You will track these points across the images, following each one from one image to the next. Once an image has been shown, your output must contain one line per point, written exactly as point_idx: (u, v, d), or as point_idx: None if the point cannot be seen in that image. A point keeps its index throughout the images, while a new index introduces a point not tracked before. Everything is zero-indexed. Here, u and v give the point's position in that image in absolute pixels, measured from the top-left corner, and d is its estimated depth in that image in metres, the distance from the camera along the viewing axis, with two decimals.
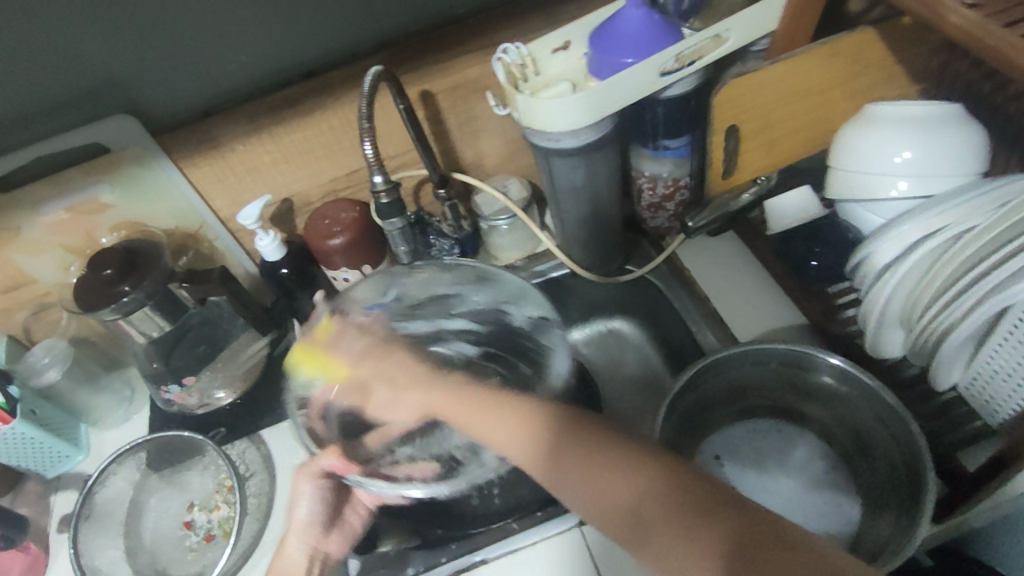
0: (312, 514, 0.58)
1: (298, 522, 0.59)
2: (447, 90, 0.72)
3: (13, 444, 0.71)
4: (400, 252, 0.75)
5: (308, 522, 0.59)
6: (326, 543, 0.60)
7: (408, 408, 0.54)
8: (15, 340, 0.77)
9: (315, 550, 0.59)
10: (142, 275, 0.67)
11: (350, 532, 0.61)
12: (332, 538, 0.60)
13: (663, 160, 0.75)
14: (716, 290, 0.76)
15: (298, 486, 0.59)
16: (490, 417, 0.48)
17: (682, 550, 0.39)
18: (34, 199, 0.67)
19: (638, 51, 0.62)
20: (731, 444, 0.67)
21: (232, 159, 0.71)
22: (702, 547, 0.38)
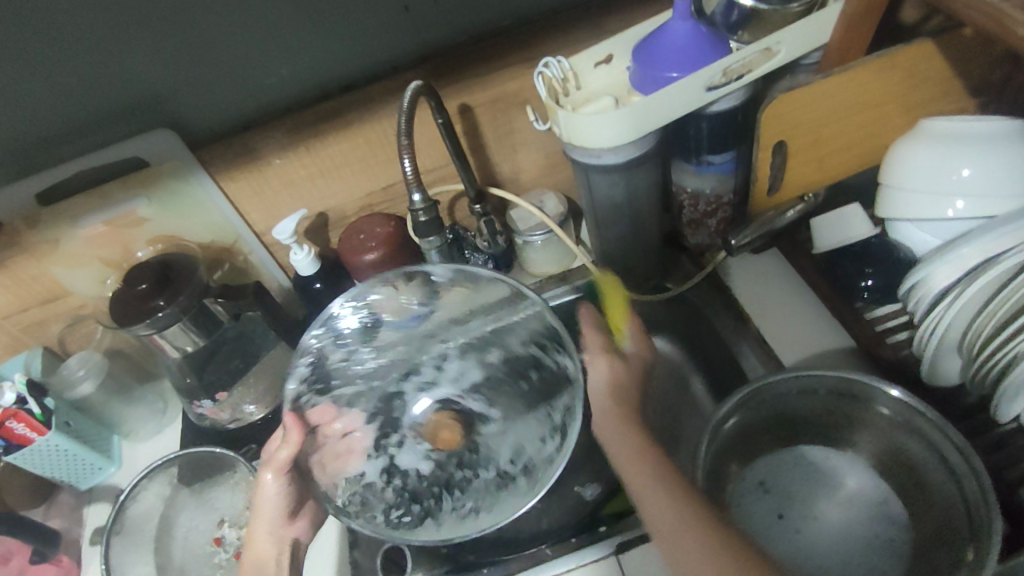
0: (278, 500, 0.61)
1: (264, 511, 0.60)
2: (485, 104, 0.72)
3: (47, 456, 0.71)
4: None
5: (272, 506, 0.61)
6: (291, 527, 0.62)
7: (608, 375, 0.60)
8: (51, 352, 0.78)
9: (281, 536, 0.61)
10: (177, 290, 0.67)
11: (314, 516, 0.64)
12: (298, 523, 0.63)
13: (706, 176, 0.73)
14: (758, 310, 0.74)
15: (261, 479, 0.60)
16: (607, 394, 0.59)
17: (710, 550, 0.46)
18: (73, 213, 0.67)
19: (684, 66, 0.60)
20: (775, 471, 0.64)
21: (269, 173, 0.70)
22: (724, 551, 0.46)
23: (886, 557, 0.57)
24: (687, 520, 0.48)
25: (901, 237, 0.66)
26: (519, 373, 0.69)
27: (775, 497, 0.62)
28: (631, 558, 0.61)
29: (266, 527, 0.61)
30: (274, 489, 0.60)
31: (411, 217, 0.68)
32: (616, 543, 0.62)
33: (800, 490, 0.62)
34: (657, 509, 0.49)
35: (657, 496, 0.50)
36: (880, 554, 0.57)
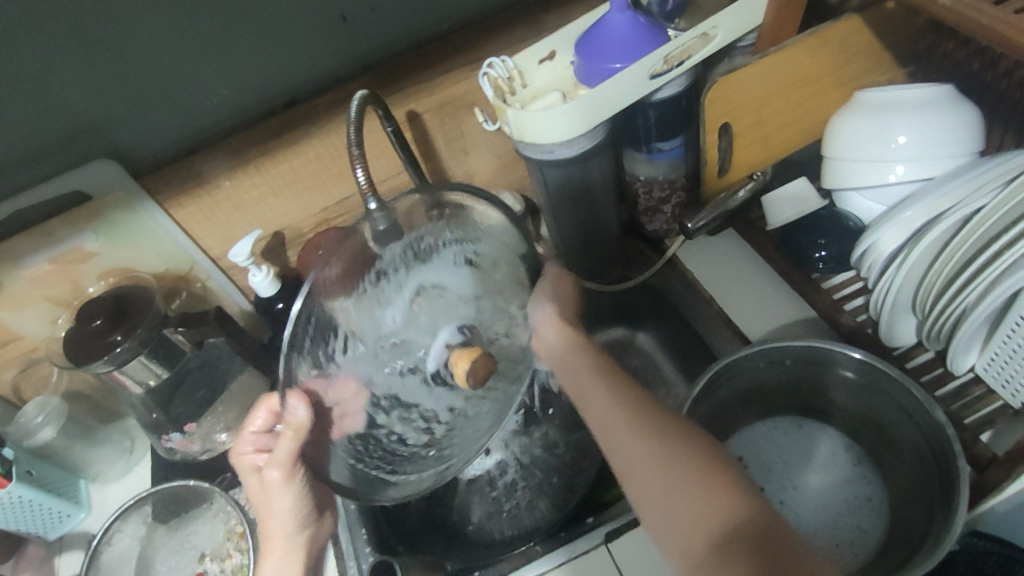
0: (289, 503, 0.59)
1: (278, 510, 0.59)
2: (432, 109, 0.72)
3: (11, 509, 0.69)
4: None
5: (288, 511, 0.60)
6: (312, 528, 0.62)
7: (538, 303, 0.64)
8: (5, 400, 0.74)
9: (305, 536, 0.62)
10: (134, 323, 0.65)
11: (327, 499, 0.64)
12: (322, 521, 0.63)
13: (657, 163, 0.74)
14: (719, 290, 0.75)
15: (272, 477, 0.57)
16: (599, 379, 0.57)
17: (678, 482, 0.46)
18: (16, 253, 0.65)
19: (626, 56, 0.61)
20: (752, 444, 0.65)
21: (220, 196, 0.69)
22: (697, 483, 0.45)
23: (864, 515, 0.59)
24: (669, 466, 0.46)
25: (846, 207, 0.70)
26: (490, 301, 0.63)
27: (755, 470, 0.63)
28: (621, 546, 0.61)
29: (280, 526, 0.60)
30: (284, 495, 0.59)
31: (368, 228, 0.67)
32: (604, 532, 0.62)
33: (778, 461, 0.64)
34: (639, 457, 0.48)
35: (632, 446, 0.49)
36: (859, 513, 0.59)
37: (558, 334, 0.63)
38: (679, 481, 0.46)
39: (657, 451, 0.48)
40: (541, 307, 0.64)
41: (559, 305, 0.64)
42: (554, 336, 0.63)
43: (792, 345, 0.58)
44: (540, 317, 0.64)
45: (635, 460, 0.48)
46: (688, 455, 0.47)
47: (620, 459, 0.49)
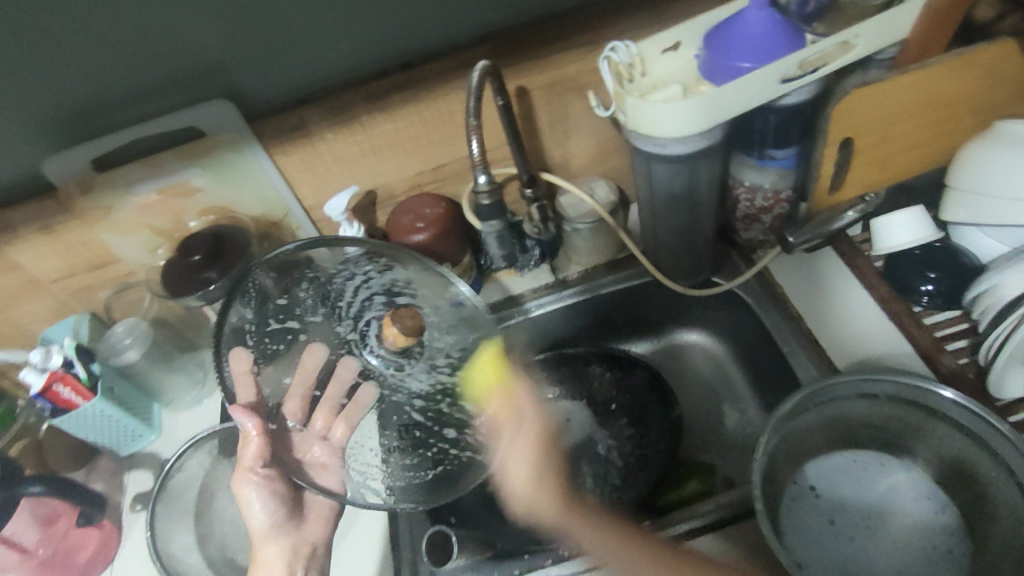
0: (265, 516, 0.59)
1: (257, 529, 0.60)
2: (541, 87, 0.71)
3: (92, 420, 0.73)
4: (494, 256, 0.79)
5: (268, 525, 0.60)
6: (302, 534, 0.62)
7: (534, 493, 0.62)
8: (96, 317, 0.78)
9: (293, 546, 0.61)
10: (229, 264, 0.66)
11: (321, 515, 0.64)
12: (309, 528, 0.63)
13: (767, 171, 0.71)
14: (811, 311, 0.72)
15: (240, 492, 0.58)
16: (594, 534, 0.59)
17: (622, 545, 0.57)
18: (127, 181, 0.68)
19: (757, 56, 0.58)
20: (826, 474, 0.62)
21: (321, 148, 0.70)
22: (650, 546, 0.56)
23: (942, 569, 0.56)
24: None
25: (966, 242, 0.67)
26: (336, 297, 0.59)
27: (826, 501, 0.61)
28: None
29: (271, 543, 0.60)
30: (261, 504, 0.59)
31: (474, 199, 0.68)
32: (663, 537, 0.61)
33: (853, 496, 0.61)
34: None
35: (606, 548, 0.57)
36: (937, 566, 0.56)
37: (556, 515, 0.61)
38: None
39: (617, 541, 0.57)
40: (518, 471, 0.62)
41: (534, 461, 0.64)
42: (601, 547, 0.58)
43: (901, 382, 0.56)
44: (520, 479, 0.63)
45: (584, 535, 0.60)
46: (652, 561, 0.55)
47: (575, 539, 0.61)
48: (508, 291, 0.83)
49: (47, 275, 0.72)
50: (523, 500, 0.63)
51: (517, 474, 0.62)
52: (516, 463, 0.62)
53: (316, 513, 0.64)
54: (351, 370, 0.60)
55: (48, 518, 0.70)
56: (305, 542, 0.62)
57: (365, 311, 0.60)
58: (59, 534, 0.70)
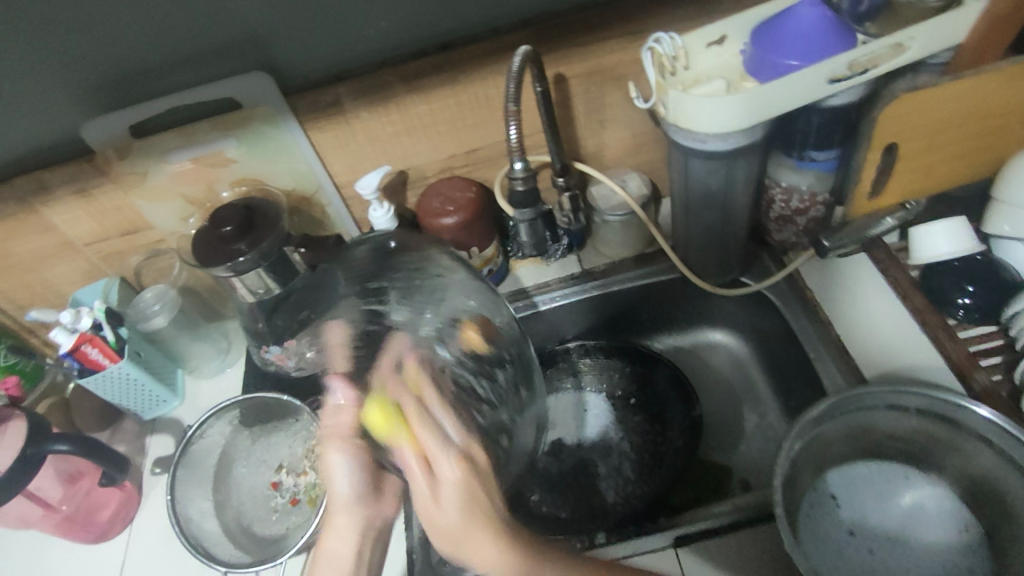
0: (347, 485, 0.57)
1: (339, 497, 0.57)
2: (580, 75, 0.70)
3: (118, 383, 0.74)
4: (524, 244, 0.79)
5: (348, 496, 0.57)
6: (377, 507, 0.58)
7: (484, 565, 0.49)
8: (126, 282, 0.79)
9: (369, 520, 0.58)
10: (260, 237, 0.66)
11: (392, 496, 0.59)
12: (383, 502, 0.59)
13: (805, 172, 0.70)
14: (842, 318, 0.70)
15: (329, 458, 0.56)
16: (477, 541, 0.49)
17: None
18: (163, 149, 0.68)
19: (804, 54, 0.57)
20: (848, 484, 0.61)
21: (355, 126, 0.70)
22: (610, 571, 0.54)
23: None
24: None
25: (1008, 257, 0.65)
26: (407, 293, 0.63)
27: (846, 511, 0.60)
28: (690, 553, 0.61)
29: (345, 513, 0.57)
30: (343, 476, 0.56)
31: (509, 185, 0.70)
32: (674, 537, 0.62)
33: (875, 508, 0.60)
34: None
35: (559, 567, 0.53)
36: None
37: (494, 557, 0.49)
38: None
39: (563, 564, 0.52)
40: (447, 508, 0.48)
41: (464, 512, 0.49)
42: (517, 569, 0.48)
43: (936, 397, 0.55)
44: (443, 471, 0.49)
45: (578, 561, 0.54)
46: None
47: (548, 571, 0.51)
48: (534, 280, 0.83)
49: (80, 237, 0.73)
50: (438, 532, 0.50)
51: (438, 514, 0.49)
52: (441, 498, 0.49)
53: (389, 491, 0.59)
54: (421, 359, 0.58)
55: (70, 477, 0.69)
56: (379, 518, 0.59)
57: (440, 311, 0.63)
58: (79, 493, 0.70)
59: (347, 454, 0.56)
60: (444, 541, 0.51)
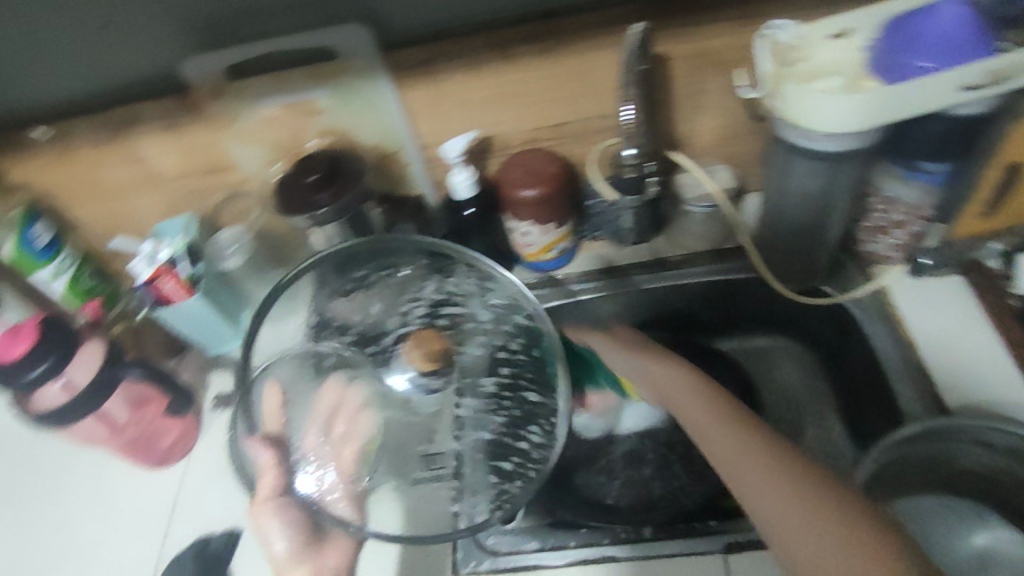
0: (280, 543, 0.64)
1: (277, 556, 0.64)
2: (684, 57, 0.67)
3: (189, 315, 0.76)
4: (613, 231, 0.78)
5: (284, 554, 0.64)
6: (322, 560, 0.64)
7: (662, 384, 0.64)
8: (205, 220, 0.81)
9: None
10: (344, 188, 0.66)
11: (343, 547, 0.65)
12: (328, 554, 0.64)
13: (913, 185, 0.65)
14: (930, 340, 0.67)
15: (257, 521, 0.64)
16: (760, 462, 0.48)
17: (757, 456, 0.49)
18: (257, 91, 0.69)
19: (937, 57, 0.53)
20: (916, 514, 0.59)
21: (447, 87, 0.69)
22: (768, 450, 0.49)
23: None
24: (788, 502, 0.45)
25: None
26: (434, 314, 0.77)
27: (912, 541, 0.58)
28: (739, 561, 0.59)
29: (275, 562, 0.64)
30: (274, 521, 0.64)
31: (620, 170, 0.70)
32: (725, 541, 0.60)
33: (938, 543, 0.58)
34: (805, 536, 0.43)
35: (719, 427, 0.54)
36: None
37: (683, 394, 0.60)
38: (827, 523, 0.42)
39: (743, 435, 0.51)
40: (697, 409, 0.57)
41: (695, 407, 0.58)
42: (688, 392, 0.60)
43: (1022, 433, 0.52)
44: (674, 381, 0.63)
45: (712, 418, 0.55)
46: (833, 510, 0.43)
47: (724, 461, 0.51)
48: (604, 262, 0.81)
49: (166, 170, 0.75)
50: (703, 437, 0.55)
51: (691, 422, 0.57)
52: (691, 408, 0.58)
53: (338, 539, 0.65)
54: (359, 394, 0.70)
55: (138, 401, 0.71)
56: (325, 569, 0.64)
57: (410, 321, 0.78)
58: (146, 419, 0.72)
59: (273, 506, 0.64)
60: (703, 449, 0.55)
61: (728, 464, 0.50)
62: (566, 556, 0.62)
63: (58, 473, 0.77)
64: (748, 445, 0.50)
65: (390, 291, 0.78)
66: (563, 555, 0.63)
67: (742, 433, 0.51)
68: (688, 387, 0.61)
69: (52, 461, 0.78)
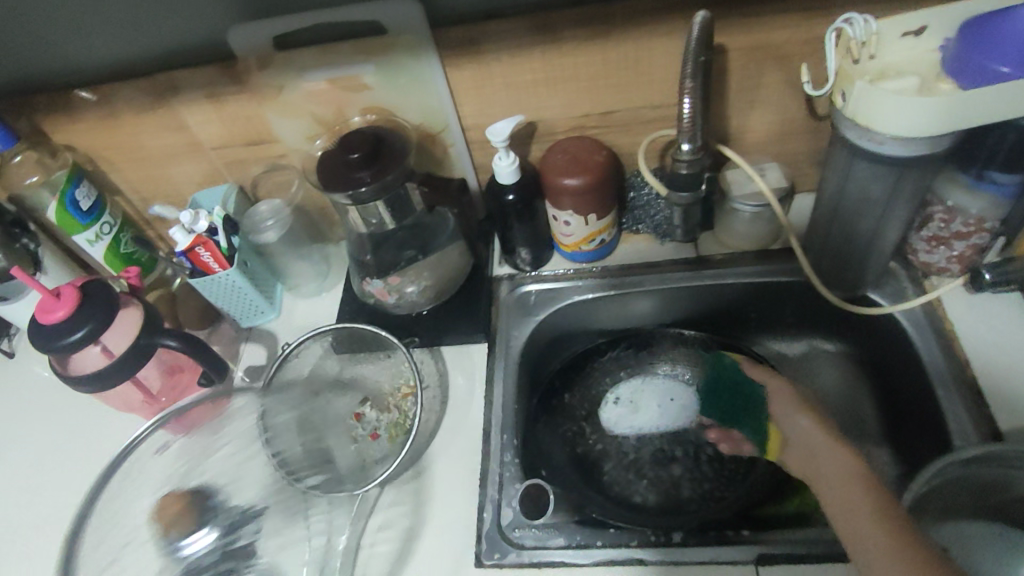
0: None
1: None
2: (744, 49, 0.64)
3: (224, 287, 0.76)
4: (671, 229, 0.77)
5: None
6: None
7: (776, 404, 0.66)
8: (244, 191, 0.81)
9: None
10: (385, 168, 0.65)
11: None
12: None
13: (977, 195, 0.62)
14: (986, 358, 0.64)
15: None
16: (852, 497, 0.53)
17: (852, 493, 0.53)
18: (303, 64, 0.68)
19: (1022, 61, 0.49)
20: (960, 540, 0.56)
21: (495, 69, 0.67)
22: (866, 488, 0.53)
23: None
24: (872, 532, 0.49)
25: None
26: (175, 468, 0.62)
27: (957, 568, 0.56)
28: (771, 574, 0.57)
29: None
30: None
31: (671, 165, 0.67)
32: (757, 552, 0.58)
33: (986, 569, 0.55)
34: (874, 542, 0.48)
35: (830, 456, 0.58)
36: None
37: (795, 417, 0.63)
38: (902, 556, 0.47)
39: (850, 472, 0.55)
40: (796, 418, 0.63)
41: (811, 434, 0.61)
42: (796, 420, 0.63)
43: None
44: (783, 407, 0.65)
45: (823, 447, 0.59)
46: (906, 534, 0.48)
47: (822, 477, 0.57)
48: (644, 257, 0.78)
49: (209, 140, 0.75)
50: (802, 446, 0.61)
51: (789, 430, 0.64)
52: (786, 415, 0.64)
53: None
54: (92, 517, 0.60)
55: (172, 368, 0.72)
56: None
57: (155, 450, 0.64)
58: (177, 386, 0.73)
59: None
60: (801, 459, 0.61)
61: (825, 480, 0.56)
62: (591, 556, 0.61)
63: (93, 435, 0.78)
64: (844, 469, 0.55)
65: (166, 459, 0.63)
66: (590, 555, 0.61)
67: (850, 466, 0.56)
68: (805, 411, 0.63)
69: (88, 423, 0.79)
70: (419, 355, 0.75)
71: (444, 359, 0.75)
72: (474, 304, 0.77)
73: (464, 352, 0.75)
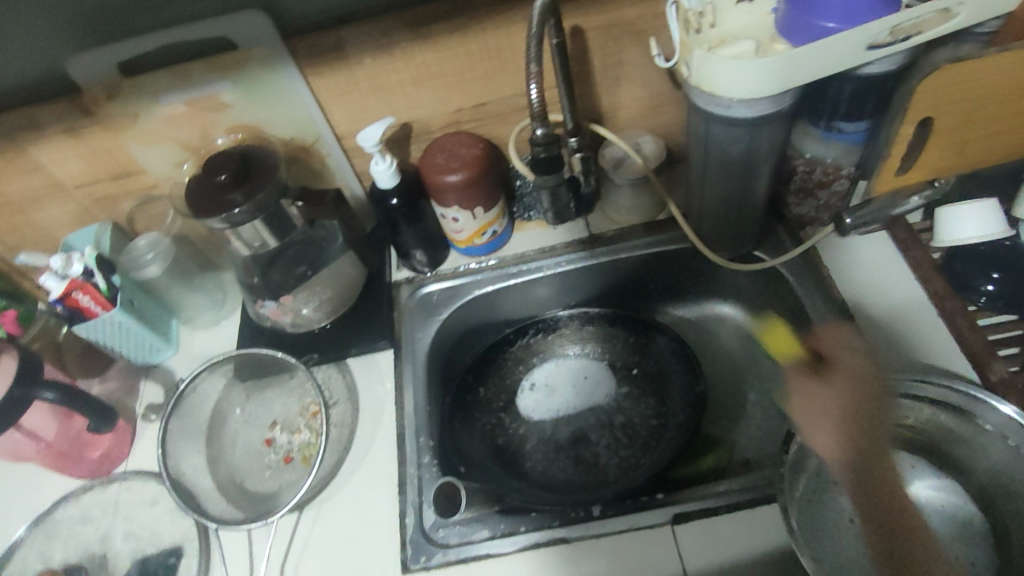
0: None
1: None
2: (599, 28, 0.66)
3: (107, 330, 0.72)
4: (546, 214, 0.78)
5: None
6: None
7: (829, 431, 0.53)
8: (119, 228, 0.77)
9: None
10: (256, 187, 0.63)
11: None
12: None
13: (832, 143, 0.66)
14: (860, 298, 0.68)
15: None
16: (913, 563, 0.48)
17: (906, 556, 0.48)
18: (156, 88, 0.65)
19: (843, 17, 0.53)
20: None
21: (358, 72, 0.66)
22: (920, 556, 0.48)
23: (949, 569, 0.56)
24: None
25: None
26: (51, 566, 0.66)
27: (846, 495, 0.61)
28: (687, 530, 0.59)
29: None
30: None
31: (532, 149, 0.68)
32: (672, 512, 0.60)
33: None
34: None
35: (887, 487, 0.51)
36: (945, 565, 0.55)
37: (828, 426, 0.54)
38: None
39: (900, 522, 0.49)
40: (826, 436, 0.54)
41: (852, 457, 0.52)
42: (841, 429, 0.54)
43: (971, 394, 0.54)
44: (834, 424, 0.54)
45: (854, 470, 0.52)
46: None
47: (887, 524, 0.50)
48: (538, 243, 0.80)
49: (69, 179, 0.71)
50: (848, 471, 0.52)
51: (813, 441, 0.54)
52: (813, 428, 0.54)
53: None
54: None
55: (65, 413, 0.68)
56: None
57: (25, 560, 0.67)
58: (73, 431, 0.70)
59: None
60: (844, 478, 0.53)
61: (885, 531, 0.50)
62: (517, 542, 0.60)
63: None
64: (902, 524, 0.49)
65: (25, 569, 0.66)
66: (514, 542, 0.60)
67: (889, 507, 0.50)
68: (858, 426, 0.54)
69: None
70: (324, 371, 0.74)
71: (351, 371, 0.74)
72: (375, 311, 0.77)
73: (369, 363, 0.74)
